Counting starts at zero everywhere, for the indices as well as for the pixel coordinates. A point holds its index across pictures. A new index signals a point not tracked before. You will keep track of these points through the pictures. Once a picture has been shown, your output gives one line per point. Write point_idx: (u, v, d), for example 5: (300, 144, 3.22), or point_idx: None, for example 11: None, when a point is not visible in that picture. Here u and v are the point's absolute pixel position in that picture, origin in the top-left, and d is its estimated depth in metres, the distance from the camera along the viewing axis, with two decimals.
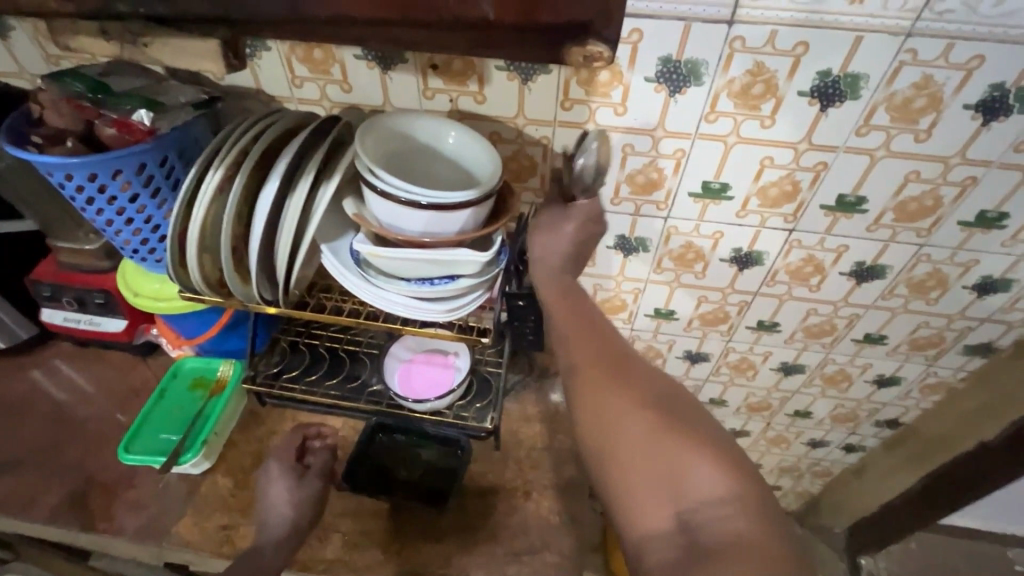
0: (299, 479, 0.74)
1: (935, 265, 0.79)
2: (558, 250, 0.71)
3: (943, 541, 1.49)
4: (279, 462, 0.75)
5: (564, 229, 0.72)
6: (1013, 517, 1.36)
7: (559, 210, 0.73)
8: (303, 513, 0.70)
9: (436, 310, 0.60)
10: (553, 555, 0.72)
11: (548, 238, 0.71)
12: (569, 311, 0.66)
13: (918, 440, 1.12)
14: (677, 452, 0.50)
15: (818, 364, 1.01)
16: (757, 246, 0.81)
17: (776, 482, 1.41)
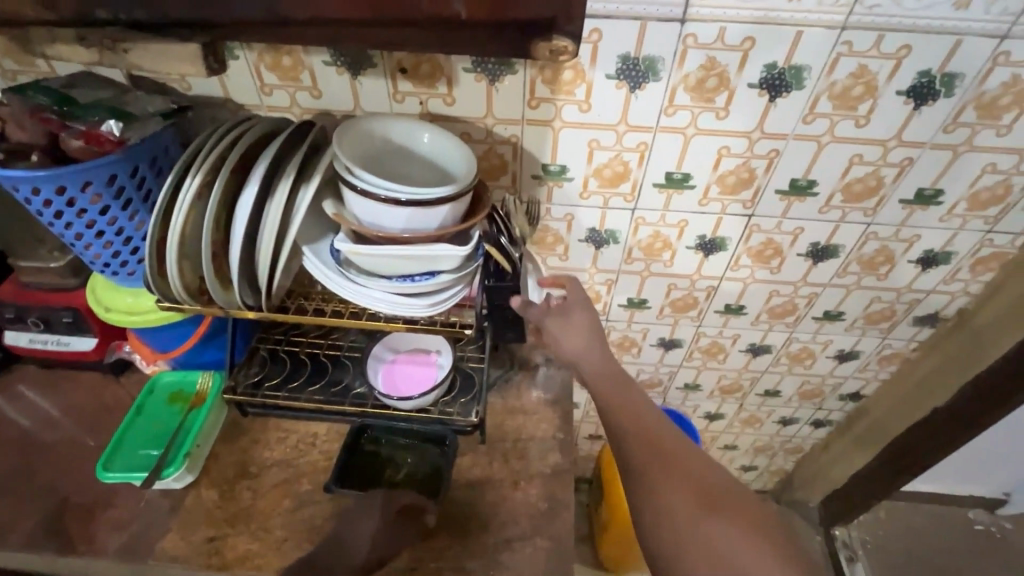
0: (390, 521, 0.71)
1: (882, 242, 0.85)
2: (587, 343, 0.74)
3: (908, 507, 1.57)
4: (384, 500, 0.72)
5: (576, 319, 0.74)
6: (969, 479, 1.45)
7: (561, 316, 0.74)
8: (372, 551, 0.69)
9: (419, 305, 0.61)
10: (544, 540, 0.74)
11: (570, 330, 0.74)
12: (620, 401, 0.69)
13: (878, 411, 1.19)
14: (754, 561, 0.55)
15: (783, 344, 1.07)
16: (720, 232, 0.85)
17: (752, 461, 1.47)
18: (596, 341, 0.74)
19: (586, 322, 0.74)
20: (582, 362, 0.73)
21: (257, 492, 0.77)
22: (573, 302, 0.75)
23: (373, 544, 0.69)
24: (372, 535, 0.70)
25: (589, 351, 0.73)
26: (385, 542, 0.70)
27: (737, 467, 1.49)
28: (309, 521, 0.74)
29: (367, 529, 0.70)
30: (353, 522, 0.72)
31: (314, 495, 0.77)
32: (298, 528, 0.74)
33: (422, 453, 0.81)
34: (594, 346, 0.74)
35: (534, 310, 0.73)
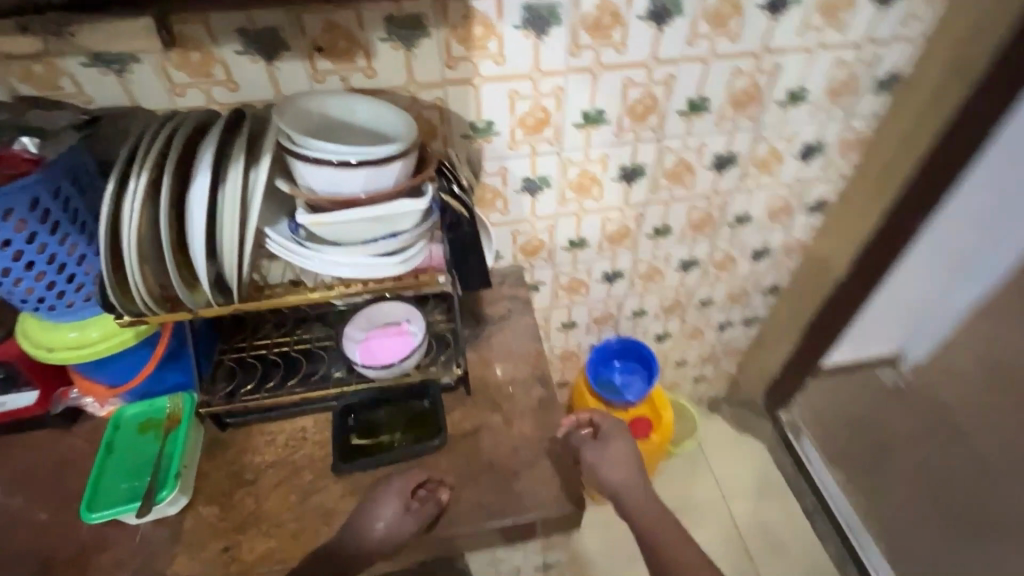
0: (403, 513, 0.71)
1: (770, 142, 0.98)
2: (628, 472, 0.84)
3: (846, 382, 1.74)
4: (398, 487, 0.73)
5: (614, 454, 0.85)
6: (876, 341, 1.69)
7: (601, 449, 0.84)
8: (382, 547, 0.70)
9: (389, 264, 0.64)
10: (546, 462, 0.80)
11: (613, 464, 0.84)
12: (673, 548, 0.78)
13: (794, 298, 1.37)
14: None
15: (708, 253, 1.20)
16: (638, 159, 0.95)
17: (701, 372, 1.62)
18: (633, 469, 0.85)
19: (623, 453, 0.86)
20: (624, 494, 0.83)
21: (259, 495, 0.76)
22: (609, 432, 0.87)
23: (385, 541, 0.70)
24: (384, 529, 0.70)
25: (626, 478, 0.84)
26: (399, 535, 0.70)
27: (690, 380, 1.64)
28: (322, 506, 0.75)
29: (378, 523, 0.70)
30: (361, 518, 0.71)
31: (319, 482, 0.78)
32: (313, 514, 0.75)
33: (410, 415, 0.84)
34: (632, 475, 0.84)
35: (574, 438, 0.84)
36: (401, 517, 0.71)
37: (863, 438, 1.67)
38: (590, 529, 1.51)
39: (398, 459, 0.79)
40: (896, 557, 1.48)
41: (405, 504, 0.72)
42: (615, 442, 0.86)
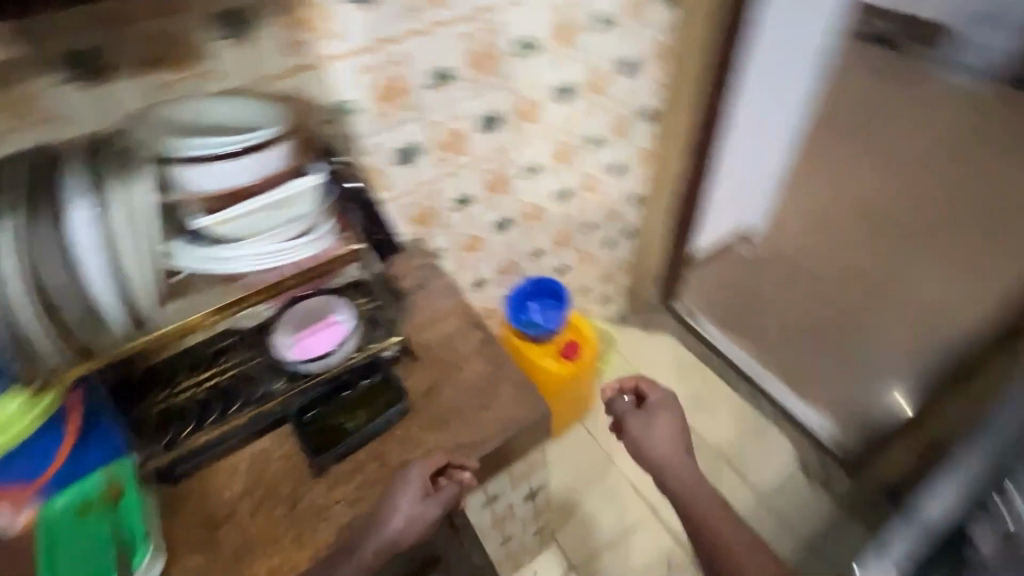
0: (423, 500, 0.73)
1: (595, 66, 1.12)
2: (669, 443, 0.97)
3: (724, 257, 2.03)
4: (420, 475, 0.75)
5: (658, 427, 0.98)
6: (739, 213, 1.95)
7: (643, 417, 1.00)
8: (405, 540, 0.71)
9: (298, 246, 0.68)
10: (506, 391, 0.87)
11: (653, 437, 0.98)
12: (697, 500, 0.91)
13: (656, 201, 1.57)
14: None
15: (575, 179, 1.33)
16: (490, 107, 1.03)
17: (603, 292, 1.80)
18: (676, 442, 0.97)
19: (667, 431, 0.98)
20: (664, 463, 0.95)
21: (242, 525, 0.74)
22: (654, 405, 1.01)
23: (407, 533, 0.71)
24: (406, 519, 0.72)
25: (669, 450, 0.96)
26: (420, 524, 0.73)
27: (596, 302, 1.81)
28: (311, 507, 0.75)
29: (399, 514, 0.71)
30: (382, 515, 0.72)
31: (299, 490, 0.77)
32: (305, 519, 0.75)
33: (367, 396, 0.85)
34: (670, 445, 0.96)
35: (618, 405, 1.03)
36: (422, 502, 0.73)
37: (745, 307, 1.93)
38: (557, 461, 1.63)
39: (366, 439, 0.80)
40: (789, 376, 1.77)
41: (425, 491, 0.74)
42: (658, 422, 0.99)
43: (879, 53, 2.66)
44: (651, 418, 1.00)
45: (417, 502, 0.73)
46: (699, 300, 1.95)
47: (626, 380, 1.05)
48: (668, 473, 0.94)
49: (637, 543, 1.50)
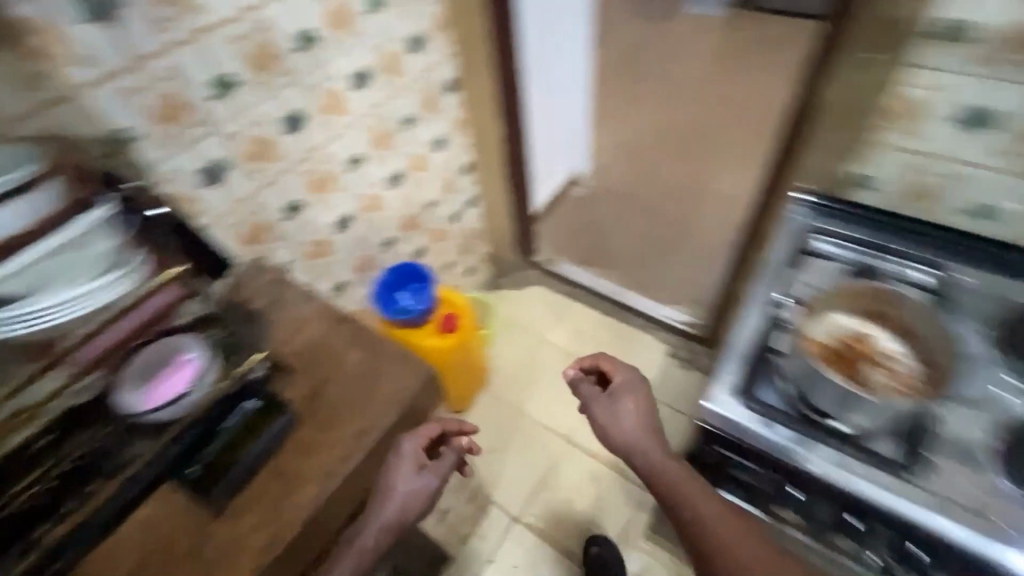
0: (419, 473, 0.87)
1: (383, 47, 1.15)
2: (637, 426, 0.97)
3: (557, 206, 2.23)
4: (416, 450, 0.87)
5: (621, 409, 0.99)
6: (560, 164, 2.15)
7: (607, 402, 1.01)
8: (411, 511, 0.85)
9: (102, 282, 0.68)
10: (389, 369, 0.89)
11: (614, 423, 0.98)
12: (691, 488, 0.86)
13: (488, 166, 1.66)
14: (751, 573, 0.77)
15: (402, 163, 1.37)
16: (288, 107, 1.03)
17: (467, 262, 1.89)
18: (647, 424, 0.97)
19: (629, 411, 0.98)
20: (632, 444, 0.95)
21: None
22: (615, 390, 1.02)
23: (410, 504, 0.85)
24: (409, 492, 0.86)
25: (635, 431, 0.96)
26: (420, 495, 0.86)
27: (463, 274, 1.90)
28: (221, 546, 0.74)
29: (401, 488, 0.85)
30: (386, 491, 0.85)
31: (202, 535, 0.75)
32: (217, 559, 0.73)
33: (244, 422, 0.81)
34: (640, 427, 0.96)
35: (586, 388, 1.03)
36: (413, 479, 0.86)
37: (595, 244, 2.13)
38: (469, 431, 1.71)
39: (251, 472, 0.79)
40: (639, 286, 2.00)
41: (421, 464, 0.88)
42: (625, 408, 0.99)
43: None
44: (619, 404, 1.00)
45: (414, 475, 0.86)
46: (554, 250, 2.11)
47: (589, 359, 1.07)
48: (646, 455, 0.93)
49: (561, 473, 1.63)
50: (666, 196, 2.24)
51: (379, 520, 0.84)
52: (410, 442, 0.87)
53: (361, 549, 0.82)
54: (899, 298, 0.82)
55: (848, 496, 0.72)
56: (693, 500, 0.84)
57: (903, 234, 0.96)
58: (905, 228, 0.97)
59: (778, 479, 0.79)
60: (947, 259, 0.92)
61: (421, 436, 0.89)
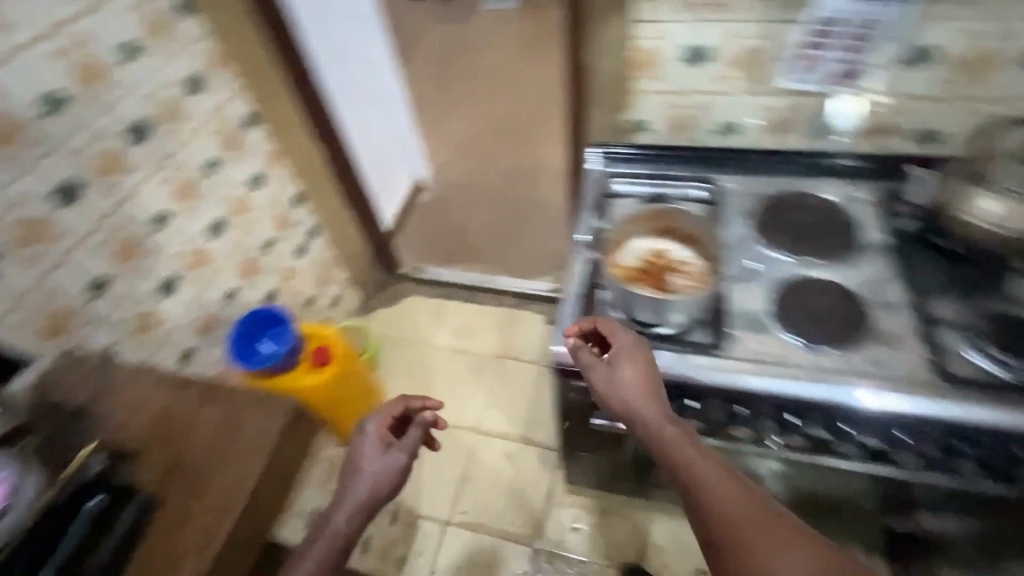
0: (387, 450, 0.97)
1: (155, 95, 1.10)
2: (640, 390, 0.77)
3: (408, 215, 2.26)
4: (383, 428, 1.01)
5: (621, 373, 0.80)
6: (398, 176, 2.18)
7: (605, 367, 0.82)
8: (382, 484, 0.92)
9: None
10: (251, 414, 0.85)
11: (618, 385, 0.79)
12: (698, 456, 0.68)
13: (321, 192, 1.62)
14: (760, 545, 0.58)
15: (220, 208, 1.31)
16: (52, 176, 0.95)
17: (330, 292, 1.85)
18: (653, 388, 0.77)
19: (635, 371, 0.78)
20: (629, 409, 0.76)
21: None
22: (620, 350, 0.82)
23: (381, 479, 0.93)
24: (379, 468, 0.94)
25: (638, 396, 0.77)
26: (390, 469, 0.94)
27: (330, 305, 1.86)
28: None
29: (370, 465, 0.94)
30: (359, 470, 0.93)
31: None
32: None
33: (91, 528, 0.72)
34: (642, 392, 0.77)
35: (583, 351, 0.84)
36: (383, 454, 0.96)
37: (454, 244, 2.18)
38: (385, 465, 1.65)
39: None
40: (505, 268, 2.09)
41: (388, 441, 0.99)
42: (623, 369, 0.79)
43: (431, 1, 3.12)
44: (620, 366, 0.80)
45: (380, 452, 0.96)
46: (420, 260, 2.13)
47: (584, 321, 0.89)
48: (643, 416, 0.75)
49: (479, 457, 1.68)
50: (508, 179, 2.35)
51: (352, 500, 0.89)
52: (377, 422, 1.01)
53: (333, 533, 0.85)
54: (679, 212, 0.98)
55: (674, 382, 0.84)
56: (690, 459, 0.68)
57: (673, 161, 1.13)
58: (674, 154, 1.13)
59: None
60: (708, 173, 1.11)
61: (386, 418, 1.03)
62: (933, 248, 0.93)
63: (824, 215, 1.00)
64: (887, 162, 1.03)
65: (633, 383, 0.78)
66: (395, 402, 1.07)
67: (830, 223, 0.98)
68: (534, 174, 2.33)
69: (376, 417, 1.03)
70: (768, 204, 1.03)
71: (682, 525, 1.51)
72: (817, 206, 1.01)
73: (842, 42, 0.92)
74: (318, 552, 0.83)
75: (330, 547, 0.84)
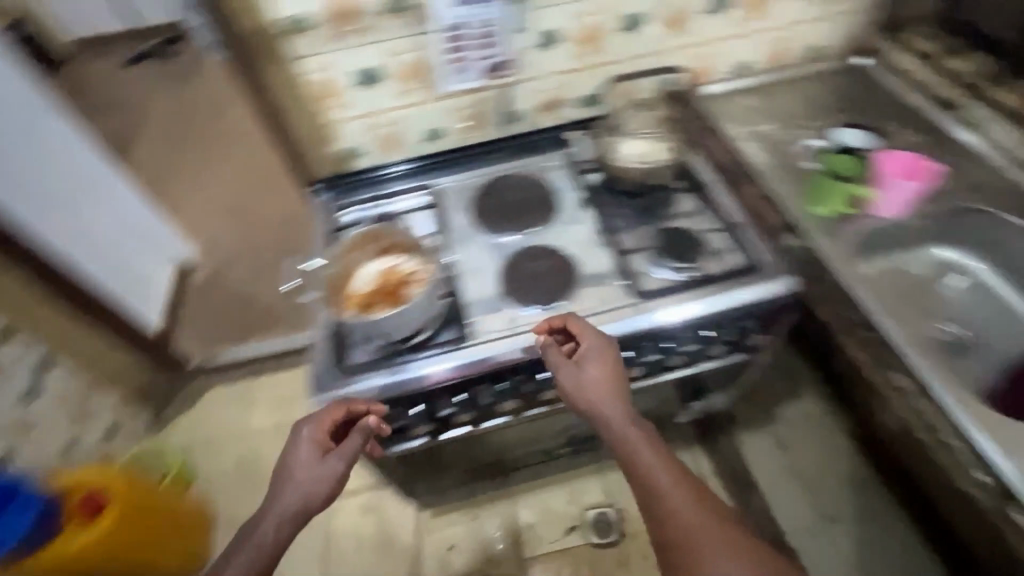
0: (325, 458, 0.84)
1: None
2: (607, 393, 0.79)
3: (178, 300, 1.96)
4: (320, 431, 0.84)
5: (588, 374, 0.81)
6: (144, 253, 1.83)
7: (574, 368, 0.82)
8: (315, 495, 0.82)
9: None
10: None
11: (590, 390, 0.80)
12: (660, 459, 0.74)
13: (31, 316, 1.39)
14: (705, 541, 0.66)
15: None
16: None
17: (99, 425, 1.58)
18: (618, 390, 0.80)
19: (603, 378, 0.80)
20: (598, 408, 0.79)
21: None
22: (587, 353, 0.83)
23: (316, 491, 0.83)
24: (314, 478, 0.83)
25: (607, 396, 0.79)
26: (326, 482, 0.83)
27: (103, 439, 1.59)
28: None
29: (303, 476, 0.83)
30: (289, 479, 0.83)
31: None
32: None
33: None
34: (612, 395, 0.79)
35: (552, 352, 0.84)
36: (321, 462, 0.84)
37: (238, 310, 1.96)
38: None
39: None
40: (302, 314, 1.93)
41: (325, 446, 0.84)
42: (591, 370, 0.80)
43: (160, 78, 2.95)
44: (585, 365, 0.81)
45: (317, 460, 0.84)
46: (202, 346, 1.87)
47: (552, 321, 0.87)
48: (610, 417, 0.78)
49: (338, 523, 1.58)
50: (279, 226, 2.20)
51: (281, 513, 0.81)
52: (313, 424, 0.84)
53: (263, 549, 0.79)
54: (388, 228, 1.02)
55: (423, 388, 0.88)
56: (647, 461, 0.73)
57: (405, 176, 1.19)
58: (406, 169, 1.19)
59: (400, 411, 0.90)
60: (438, 180, 1.18)
61: (329, 415, 0.84)
62: (609, 191, 1.08)
63: (528, 188, 1.12)
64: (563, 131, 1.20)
65: (602, 385, 0.80)
66: (337, 405, 0.85)
67: (532, 195, 1.10)
68: (303, 211, 2.21)
69: (313, 418, 0.85)
70: (482, 192, 1.13)
71: (543, 497, 1.58)
72: (521, 183, 1.13)
73: (476, 42, 1.03)
74: (242, 562, 0.78)
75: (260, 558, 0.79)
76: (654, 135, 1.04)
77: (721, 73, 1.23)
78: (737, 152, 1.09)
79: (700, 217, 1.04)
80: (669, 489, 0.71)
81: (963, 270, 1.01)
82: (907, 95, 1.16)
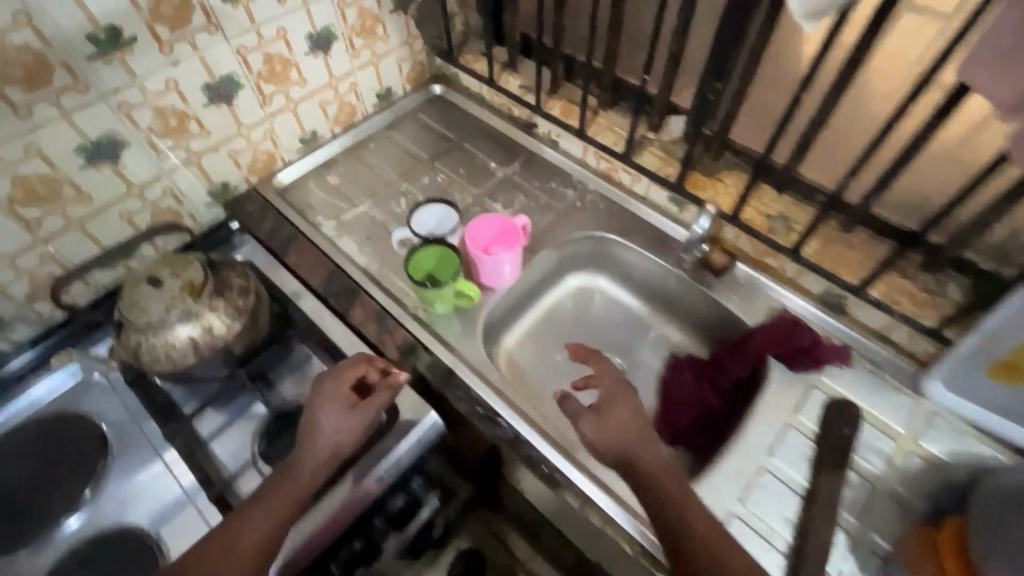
0: (353, 409, 0.67)
1: None
2: (633, 430, 0.66)
3: None
4: (344, 384, 0.68)
5: (610, 417, 0.67)
6: None
7: (596, 416, 0.68)
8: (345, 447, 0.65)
9: None
10: None
11: (610, 430, 0.66)
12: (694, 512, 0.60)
13: None
14: None
15: None
16: None
17: None
18: (639, 429, 0.67)
19: (626, 419, 0.67)
20: (624, 448, 0.65)
21: None
22: (611, 397, 0.70)
23: (344, 445, 0.66)
24: (343, 429, 0.66)
25: (631, 435, 0.66)
26: (356, 433, 0.66)
27: None
28: None
29: (330, 428, 0.65)
30: (315, 428, 0.65)
31: None
32: None
33: None
34: (636, 433, 0.66)
35: (570, 399, 0.69)
36: (350, 413, 0.67)
37: None
38: None
39: None
40: None
41: (352, 400, 0.68)
42: (622, 412, 0.68)
43: None
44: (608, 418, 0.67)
45: (347, 409, 0.67)
46: None
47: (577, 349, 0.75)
48: (629, 457, 0.64)
49: None
50: None
51: (312, 463, 0.64)
52: (336, 377, 0.69)
53: (261, 533, 0.59)
54: None
55: None
56: (681, 513, 0.60)
57: (34, 375, 0.81)
58: None
59: None
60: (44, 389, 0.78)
61: (353, 369, 0.69)
62: (183, 393, 0.77)
63: (61, 449, 0.75)
64: (78, 325, 0.83)
65: (631, 422, 0.67)
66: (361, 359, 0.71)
67: (64, 462, 0.74)
68: None
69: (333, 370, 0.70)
70: (18, 457, 0.73)
71: None
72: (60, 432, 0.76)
73: None
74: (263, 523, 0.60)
75: (264, 538, 0.60)
76: (198, 310, 0.69)
77: (287, 153, 0.99)
78: (334, 260, 0.88)
79: (312, 368, 0.81)
80: (692, 527, 0.59)
81: (595, 290, 0.99)
82: (488, 119, 1.09)
